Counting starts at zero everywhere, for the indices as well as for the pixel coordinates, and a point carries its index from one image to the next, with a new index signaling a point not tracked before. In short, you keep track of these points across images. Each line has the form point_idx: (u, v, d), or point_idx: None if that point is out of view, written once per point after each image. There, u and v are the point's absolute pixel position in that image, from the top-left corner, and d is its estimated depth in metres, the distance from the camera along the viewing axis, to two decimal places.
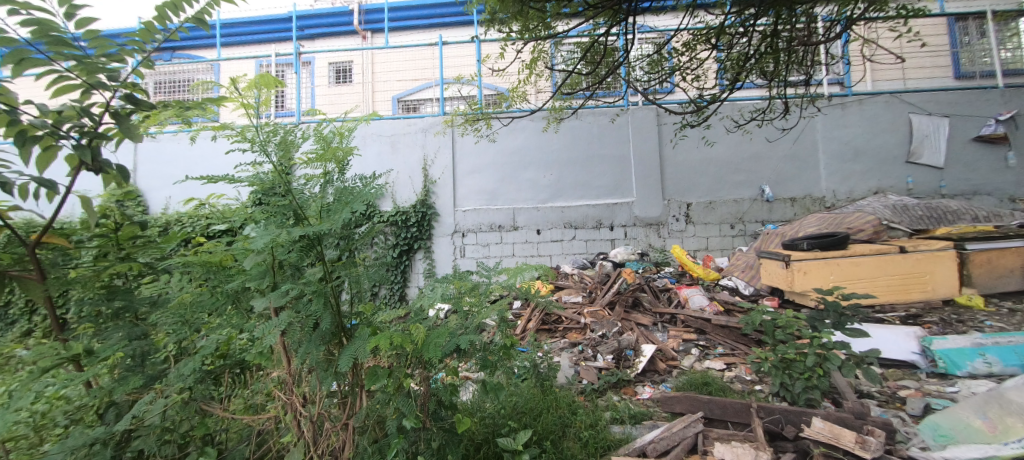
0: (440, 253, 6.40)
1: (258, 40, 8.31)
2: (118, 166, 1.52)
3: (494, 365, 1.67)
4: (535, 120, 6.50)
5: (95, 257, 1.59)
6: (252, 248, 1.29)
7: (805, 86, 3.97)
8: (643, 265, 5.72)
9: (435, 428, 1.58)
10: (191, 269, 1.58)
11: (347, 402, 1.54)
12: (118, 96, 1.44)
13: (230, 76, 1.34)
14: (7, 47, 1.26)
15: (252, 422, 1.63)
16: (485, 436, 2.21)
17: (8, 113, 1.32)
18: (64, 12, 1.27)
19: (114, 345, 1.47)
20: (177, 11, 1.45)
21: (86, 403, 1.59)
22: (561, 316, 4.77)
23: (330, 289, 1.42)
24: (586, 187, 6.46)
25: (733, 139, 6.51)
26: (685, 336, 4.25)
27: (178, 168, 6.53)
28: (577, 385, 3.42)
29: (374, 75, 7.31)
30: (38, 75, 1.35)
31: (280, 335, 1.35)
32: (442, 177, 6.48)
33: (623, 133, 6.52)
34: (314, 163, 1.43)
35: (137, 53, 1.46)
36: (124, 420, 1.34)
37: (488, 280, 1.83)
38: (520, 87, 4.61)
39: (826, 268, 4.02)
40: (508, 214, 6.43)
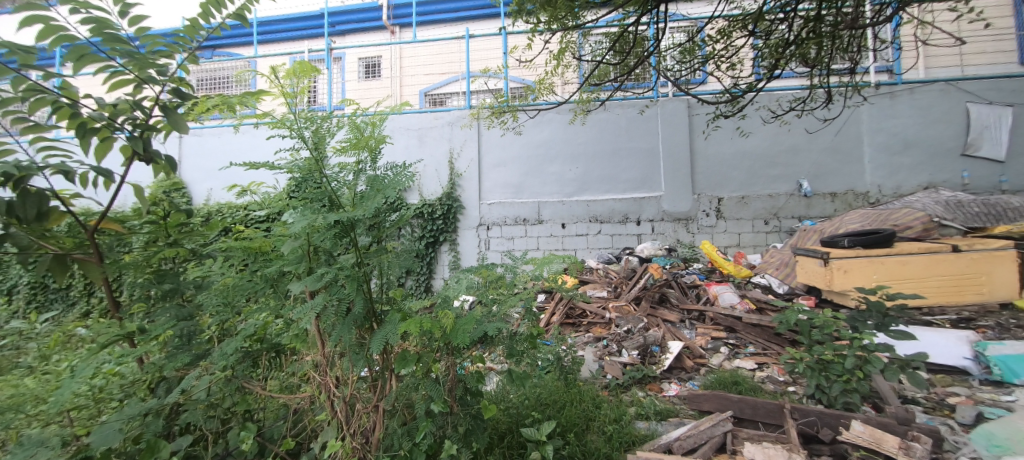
0: (465, 246, 6.46)
1: (293, 37, 8.62)
2: (167, 157, 1.61)
3: (520, 355, 1.69)
4: (562, 112, 6.43)
5: (145, 243, 1.70)
6: (290, 233, 1.34)
7: (850, 74, 3.74)
8: (671, 261, 5.58)
9: (462, 413, 1.62)
10: (233, 254, 1.66)
11: (378, 386, 1.59)
12: (167, 90, 1.52)
13: (270, 66, 1.39)
14: (69, 45, 1.34)
15: (288, 401, 1.70)
16: (509, 426, 2.23)
17: (69, 105, 1.42)
18: (120, 11, 1.35)
19: (164, 324, 1.57)
20: (220, 8, 1.51)
21: (138, 377, 1.69)
22: (586, 311, 4.74)
23: (363, 274, 1.46)
24: (613, 180, 6.36)
25: (770, 131, 6.24)
26: (714, 334, 4.14)
27: (219, 161, 6.85)
28: (601, 380, 3.39)
29: (402, 69, 7.42)
30: (96, 71, 1.45)
31: (315, 318, 1.40)
32: (468, 170, 6.52)
33: (653, 125, 6.35)
34: (348, 152, 1.48)
35: (184, 50, 1.54)
36: (175, 392, 1.43)
37: (514, 272, 1.84)
38: (547, 78, 4.56)
39: (869, 267, 3.82)
40: (533, 207, 6.40)
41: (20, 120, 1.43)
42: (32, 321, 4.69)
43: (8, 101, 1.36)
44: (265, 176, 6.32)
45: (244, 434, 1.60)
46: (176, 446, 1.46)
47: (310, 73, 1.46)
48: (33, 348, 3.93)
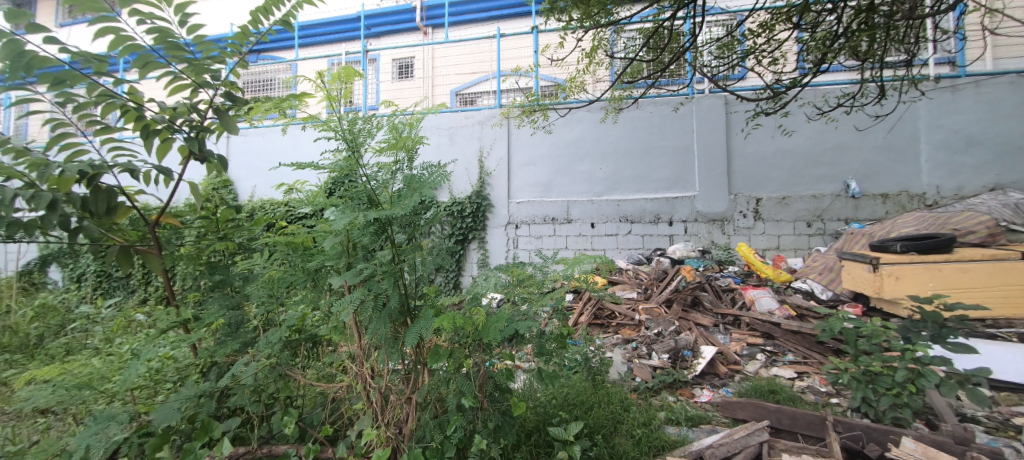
0: (494, 244, 6.51)
1: (331, 40, 8.96)
2: (219, 157, 1.71)
3: (550, 354, 1.70)
4: (593, 111, 6.35)
5: (198, 236, 1.82)
6: (332, 230, 1.40)
7: (906, 67, 3.49)
8: (705, 263, 5.41)
9: (492, 409, 1.64)
10: (277, 249, 1.75)
11: (411, 378, 1.63)
12: (220, 93, 1.63)
13: (316, 70, 1.46)
14: (135, 53, 1.45)
15: (326, 389, 1.77)
16: (536, 423, 2.23)
17: (136, 109, 1.55)
18: (180, 21, 1.45)
19: (215, 313, 1.68)
20: (268, 15, 1.60)
21: (192, 362, 1.81)
22: (614, 312, 4.68)
23: (399, 270, 1.51)
24: (645, 179, 6.23)
25: (815, 128, 5.93)
26: (750, 340, 3.99)
27: (261, 160, 7.20)
28: (630, 383, 3.35)
29: (434, 69, 7.66)
30: (158, 77, 1.56)
31: (354, 311, 1.46)
32: (497, 168, 6.56)
33: (687, 123, 6.18)
34: (387, 152, 1.53)
35: (236, 56, 1.63)
36: (225, 377, 1.53)
37: (545, 271, 1.86)
38: (579, 76, 4.51)
39: (926, 274, 3.55)
40: (562, 206, 6.37)
41: (95, 123, 1.56)
42: (98, 306, 5.11)
43: (85, 106, 1.49)
44: (304, 174, 6.61)
45: (287, 418, 1.68)
46: (226, 427, 1.56)
47: (354, 77, 1.52)
48: (99, 331, 4.29)
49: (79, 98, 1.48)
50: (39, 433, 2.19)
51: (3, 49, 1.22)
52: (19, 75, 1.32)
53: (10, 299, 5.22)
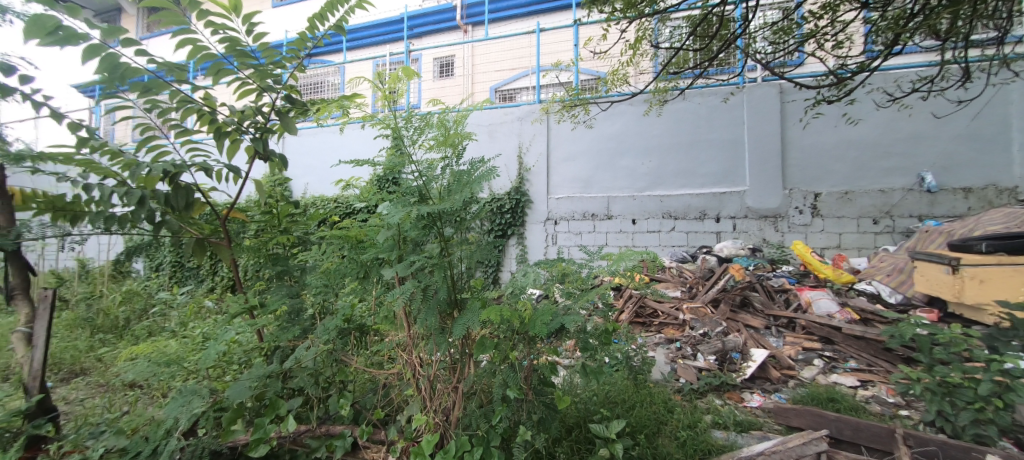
0: (532, 240, 6.51)
1: (376, 42, 9.29)
2: (281, 156, 1.84)
3: (595, 349, 1.69)
4: (636, 104, 6.18)
5: (262, 230, 1.97)
6: (386, 223, 1.47)
7: (997, 45, 3.11)
8: (755, 262, 5.13)
9: (536, 402, 1.66)
10: (333, 242, 1.85)
11: (457, 368, 1.68)
12: (282, 97, 1.75)
13: (375, 72, 1.53)
14: (210, 63, 1.58)
15: (377, 376, 1.86)
16: (577, 420, 2.23)
17: (210, 113, 1.70)
18: (247, 30, 1.55)
19: (280, 299, 1.81)
20: (324, 21, 1.68)
21: (257, 346, 1.96)
22: (657, 310, 4.56)
23: (447, 263, 1.56)
24: (691, 174, 5.98)
25: (885, 116, 5.45)
26: (806, 344, 3.76)
27: (314, 158, 7.62)
28: (673, 384, 3.25)
29: (474, 67, 7.79)
30: (229, 83, 1.70)
31: (406, 300, 1.52)
32: (537, 164, 6.54)
33: (738, 114, 5.87)
34: (436, 148, 1.57)
35: (295, 60, 1.73)
36: (288, 360, 1.65)
37: (590, 265, 1.86)
38: (621, 69, 4.40)
39: (1017, 278, 3.10)
40: (602, 202, 6.26)
41: (175, 127, 1.71)
42: (175, 293, 5.63)
43: (168, 111, 1.65)
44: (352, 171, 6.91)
45: (343, 401, 1.79)
46: (290, 406, 1.68)
47: (410, 76, 1.58)
48: (175, 315, 4.73)
49: (163, 104, 1.64)
50: (130, 404, 2.47)
51: (103, 63, 1.38)
52: (115, 85, 1.49)
53: (103, 285, 5.87)
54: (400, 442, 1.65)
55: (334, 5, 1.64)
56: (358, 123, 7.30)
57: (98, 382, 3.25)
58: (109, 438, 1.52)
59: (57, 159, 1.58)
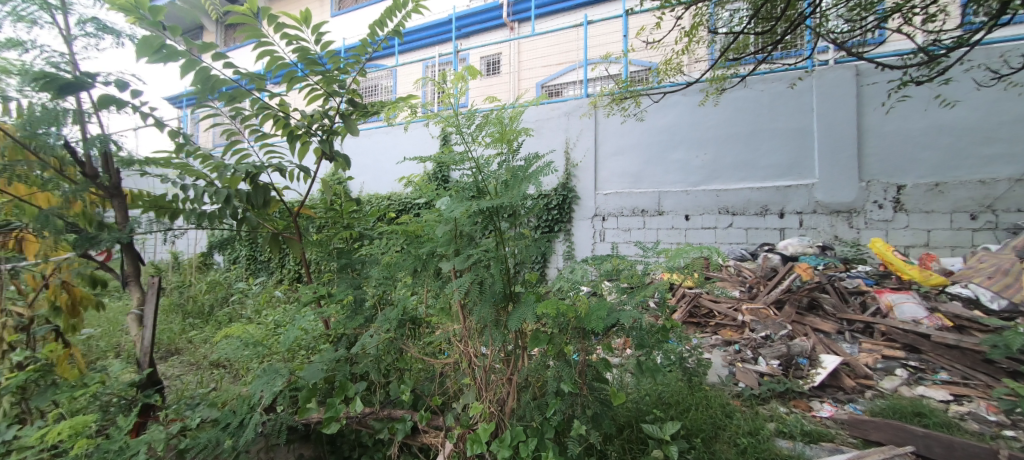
0: (580, 236, 6.44)
1: (425, 45, 9.58)
2: (345, 157, 1.96)
3: (651, 346, 1.66)
4: (689, 94, 5.90)
5: (330, 225, 2.11)
6: (444, 219, 1.52)
7: None
8: (825, 261, 4.70)
9: (591, 397, 1.65)
10: (393, 237, 1.94)
11: (511, 360, 1.72)
12: (346, 101, 1.87)
13: (440, 73, 1.61)
14: (284, 71, 1.72)
15: (434, 365, 1.94)
16: (630, 419, 2.19)
17: (284, 118, 1.85)
18: (316, 39, 1.67)
19: (345, 290, 1.93)
20: (383, 27, 1.77)
21: (324, 333, 2.11)
22: (713, 311, 4.35)
23: (503, 257, 1.60)
24: (752, 166, 5.61)
25: (987, 96, 4.81)
26: (886, 352, 3.42)
27: (370, 158, 8.05)
28: (732, 388, 3.09)
29: (520, 63, 7.81)
30: (301, 89, 1.83)
31: (464, 292, 1.57)
32: (584, 160, 6.45)
33: (807, 100, 5.44)
34: (493, 144, 1.61)
35: (356, 65, 1.83)
36: (354, 347, 1.76)
37: (646, 260, 1.82)
38: (674, 58, 4.23)
39: None
40: (653, 197, 6.04)
41: (254, 131, 1.88)
42: (250, 284, 6.18)
43: (249, 117, 1.81)
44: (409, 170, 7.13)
45: (403, 387, 1.88)
46: (357, 389, 1.79)
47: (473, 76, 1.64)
48: (250, 303, 5.20)
49: (245, 111, 1.80)
50: (216, 381, 2.76)
51: (197, 76, 1.54)
52: (208, 96, 1.66)
53: (191, 276, 6.59)
54: (457, 428, 1.70)
55: (392, 11, 1.72)
56: (422, 122, 7.43)
57: (189, 361, 3.66)
58: (202, 410, 1.69)
59: (159, 163, 1.79)
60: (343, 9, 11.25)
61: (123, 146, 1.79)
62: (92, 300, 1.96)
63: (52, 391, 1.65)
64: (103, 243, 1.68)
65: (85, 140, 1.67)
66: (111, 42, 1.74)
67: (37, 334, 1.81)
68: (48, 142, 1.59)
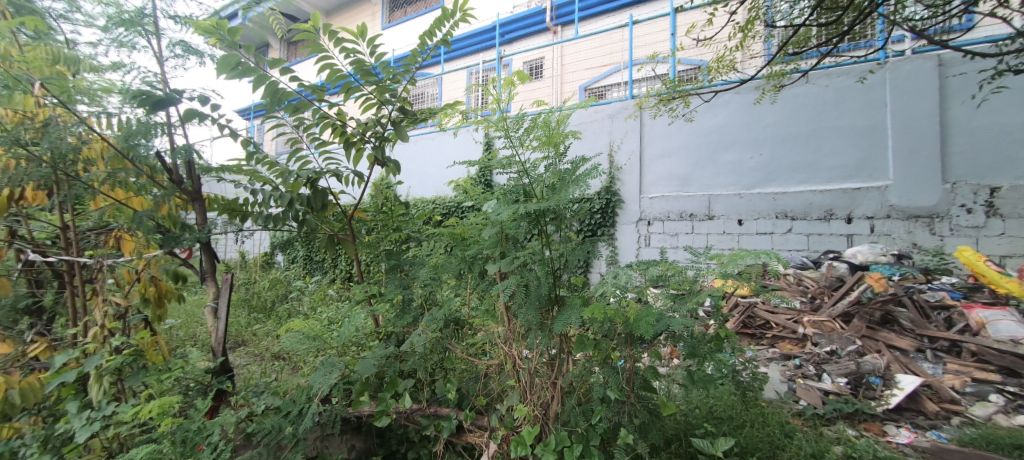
0: (624, 241, 6.28)
1: (469, 52, 9.77)
2: (395, 162, 2.05)
3: (704, 356, 1.59)
4: (743, 92, 5.61)
5: (381, 227, 2.21)
6: (491, 221, 1.55)
7: None
8: (902, 271, 4.26)
9: (638, 405, 1.61)
10: (441, 239, 2.00)
11: (556, 364, 1.70)
12: (397, 108, 1.95)
13: (490, 79, 1.66)
14: (342, 82, 1.82)
15: (478, 366, 1.96)
16: (677, 432, 2.10)
17: (341, 126, 1.97)
18: (370, 51, 1.75)
19: (395, 290, 1.99)
20: (432, 37, 1.84)
21: (374, 330, 2.20)
22: (769, 322, 4.08)
23: (548, 260, 1.60)
24: (815, 167, 5.22)
25: None
26: (977, 375, 3.06)
27: (417, 162, 8.36)
28: (792, 405, 2.88)
29: (563, 67, 7.78)
30: (356, 99, 1.94)
31: (510, 295, 1.59)
32: (629, 163, 6.30)
33: (879, 95, 5.00)
34: (540, 148, 1.61)
35: (407, 74, 1.90)
36: (403, 345, 1.82)
37: (698, 266, 1.75)
38: (727, 54, 4.04)
39: None
40: (702, 201, 5.78)
41: (314, 139, 2.02)
42: (307, 283, 6.58)
43: (310, 126, 1.95)
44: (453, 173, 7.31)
45: (449, 386, 1.92)
46: (405, 385, 1.85)
47: (522, 81, 1.67)
48: (306, 300, 5.55)
49: (307, 120, 1.94)
50: (276, 372, 2.96)
51: (266, 89, 1.68)
52: (275, 107, 1.80)
53: (256, 274, 7.14)
54: (501, 430, 1.71)
55: (442, 21, 1.78)
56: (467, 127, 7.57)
57: (254, 352, 3.96)
58: (267, 398, 1.82)
59: (233, 169, 1.96)
60: (394, 22, 11.80)
61: (202, 155, 1.99)
62: (174, 294, 2.17)
63: (143, 374, 1.85)
64: (186, 242, 1.88)
65: (173, 150, 1.87)
66: (194, 62, 1.94)
67: (131, 322, 2.04)
68: (142, 153, 1.81)
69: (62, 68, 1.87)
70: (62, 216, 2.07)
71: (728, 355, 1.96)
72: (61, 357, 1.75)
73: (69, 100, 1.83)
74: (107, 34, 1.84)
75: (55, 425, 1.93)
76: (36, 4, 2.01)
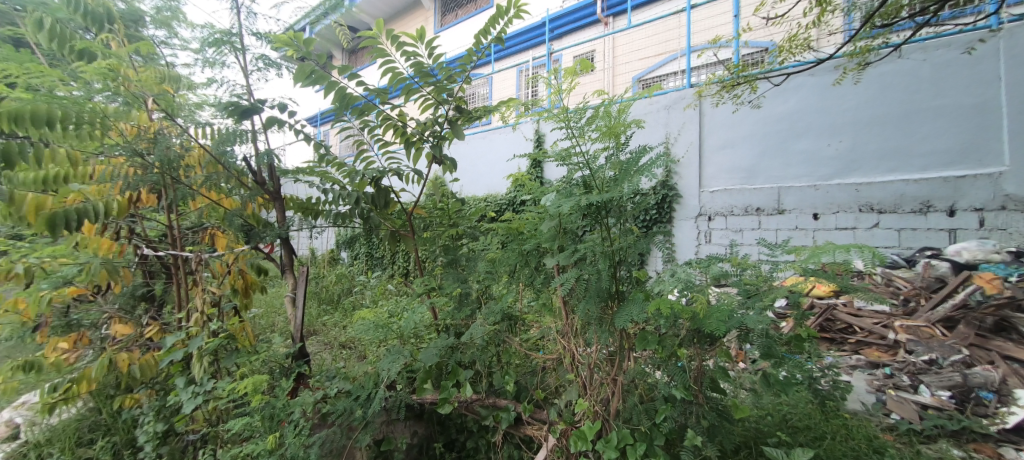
0: (682, 237, 5.99)
1: (518, 49, 9.80)
2: (452, 161, 2.10)
3: (780, 357, 1.47)
4: (819, 73, 5.13)
5: (438, 222, 2.28)
6: (549, 214, 1.55)
7: None
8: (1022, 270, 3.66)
9: (707, 406, 1.53)
10: (497, 234, 2.03)
11: (615, 360, 1.66)
12: (453, 107, 2.00)
13: (551, 69, 1.67)
14: (403, 84, 1.90)
15: (537, 360, 1.96)
16: (746, 439, 1.96)
17: (402, 127, 2.06)
18: (429, 52, 1.80)
19: (453, 284, 2.05)
20: (487, 35, 1.85)
21: (432, 323, 2.27)
22: (853, 326, 3.70)
23: (609, 253, 1.56)
24: (908, 153, 4.64)
25: None
26: None
27: (478, 160, 8.40)
28: (881, 418, 2.59)
29: (615, 58, 7.55)
30: (416, 100, 2.00)
31: (569, 289, 1.59)
32: (687, 155, 5.98)
33: (990, 68, 4.36)
34: (600, 139, 1.58)
35: (463, 73, 1.93)
36: (462, 336, 1.86)
37: (773, 262, 1.62)
38: (801, 32, 3.70)
39: None
40: (771, 194, 5.34)
41: (378, 140, 2.12)
42: (369, 277, 6.96)
43: (375, 128, 2.05)
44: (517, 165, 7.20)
45: (507, 377, 1.95)
46: (466, 376, 1.90)
47: (585, 70, 1.68)
48: (369, 294, 5.87)
49: (372, 122, 2.04)
50: (344, 360, 3.16)
51: (336, 95, 1.80)
52: (344, 111, 1.92)
53: (324, 269, 7.69)
54: (560, 424, 1.70)
55: (496, 19, 1.79)
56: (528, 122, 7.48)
57: (324, 340, 4.26)
58: (340, 381, 1.94)
59: (306, 171, 2.13)
60: (446, 25, 12.14)
61: (281, 159, 2.18)
62: (258, 285, 2.40)
63: (236, 355, 2.07)
64: (268, 237, 2.06)
65: (256, 154, 2.06)
66: (274, 74, 2.13)
67: (225, 310, 2.29)
68: (231, 159, 2.03)
69: (167, 86, 2.14)
70: (168, 215, 2.36)
71: (806, 360, 1.80)
72: (172, 338, 2.01)
73: (174, 113, 2.09)
74: (201, 55, 2.07)
75: (166, 397, 2.21)
76: (145, 33, 2.32)
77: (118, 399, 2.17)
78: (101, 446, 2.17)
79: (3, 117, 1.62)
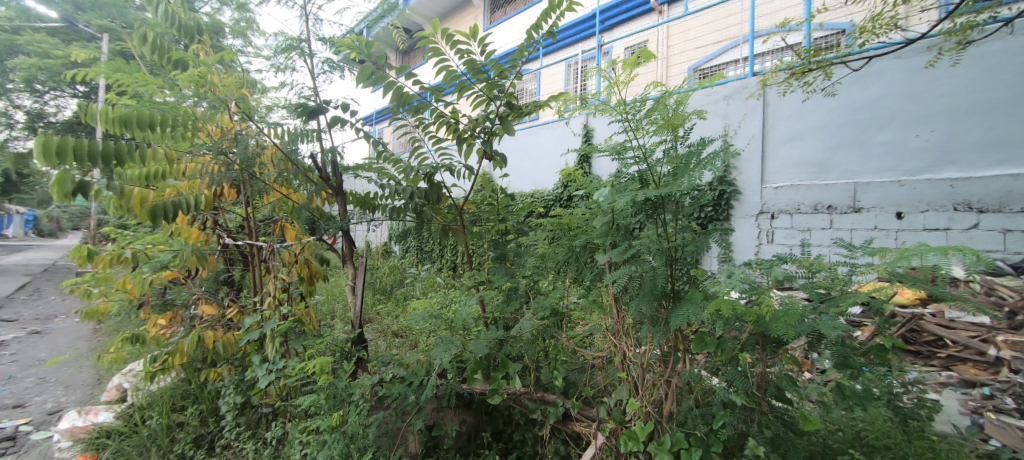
0: (740, 236, 5.63)
1: (568, 43, 9.66)
2: (502, 156, 2.12)
3: (857, 368, 1.34)
4: (908, 56, 4.63)
5: (488, 217, 2.30)
6: (602, 209, 1.52)
7: None
8: None
9: (770, 415, 1.44)
10: (546, 230, 2.02)
11: (669, 362, 1.60)
12: (504, 103, 2.01)
13: (606, 61, 1.63)
14: (456, 82, 1.94)
15: (585, 357, 1.94)
16: (813, 454, 1.81)
17: (455, 124, 2.10)
18: (482, 49, 1.82)
19: (503, 278, 2.07)
20: (538, 29, 1.84)
21: (481, 316, 2.31)
22: (943, 338, 3.30)
23: (665, 250, 1.51)
24: (1018, 143, 4.05)
25: None
26: None
27: (527, 155, 8.41)
28: (978, 443, 2.29)
29: (670, 48, 7.25)
30: (469, 96, 2.03)
31: (621, 285, 1.55)
32: (748, 148, 5.60)
33: None
34: (658, 132, 1.52)
35: (514, 69, 1.94)
36: (511, 330, 1.88)
37: (850, 264, 1.48)
38: (887, 10, 3.32)
39: None
40: (845, 190, 4.87)
41: (432, 136, 2.19)
42: (420, 269, 7.22)
43: (429, 125, 2.10)
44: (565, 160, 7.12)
45: (555, 373, 1.95)
46: (515, 369, 1.92)
47: (643, 61, 1.61)
48: (419, 285, 6.09)
49: (427, 119, 2.10)
50: (397, 348, 3.31)
51: (394, 93, 1.88)
52: (401, 109, 1.99)
53: (378, 261, 8.08)
54: (610, 423, 1.67)
55: (548, 13, 1.77)
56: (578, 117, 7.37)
57: (378, 328, 4.49)
58: (395, 367, 2.04)
59: (365, 167, 2.24)
60: (496, 22, 12.22)
61: (343, 155, 2.32)
62: (321, 274, 2.57)
63: (303, 338, 2.25)
64: (331, 229, 2.20)
65: (321, 151, 2.20)
66: (338, 76, 2.26)
67: (293, 296, 2.48)
68: (300, 157, 2.19)
69: (245, 90, 2.35)
70: (245, 208, 2.59)
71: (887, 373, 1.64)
72: (250, 319, 2.21)
73: (251, 115, 2.29)
74: (273, 61, 2.25)
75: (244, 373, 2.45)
76: (225, 42, 2.57)
77: (205, 372, 2.44)
78: (191, 412, 2.44)
79: (116, 121, 1.92)
